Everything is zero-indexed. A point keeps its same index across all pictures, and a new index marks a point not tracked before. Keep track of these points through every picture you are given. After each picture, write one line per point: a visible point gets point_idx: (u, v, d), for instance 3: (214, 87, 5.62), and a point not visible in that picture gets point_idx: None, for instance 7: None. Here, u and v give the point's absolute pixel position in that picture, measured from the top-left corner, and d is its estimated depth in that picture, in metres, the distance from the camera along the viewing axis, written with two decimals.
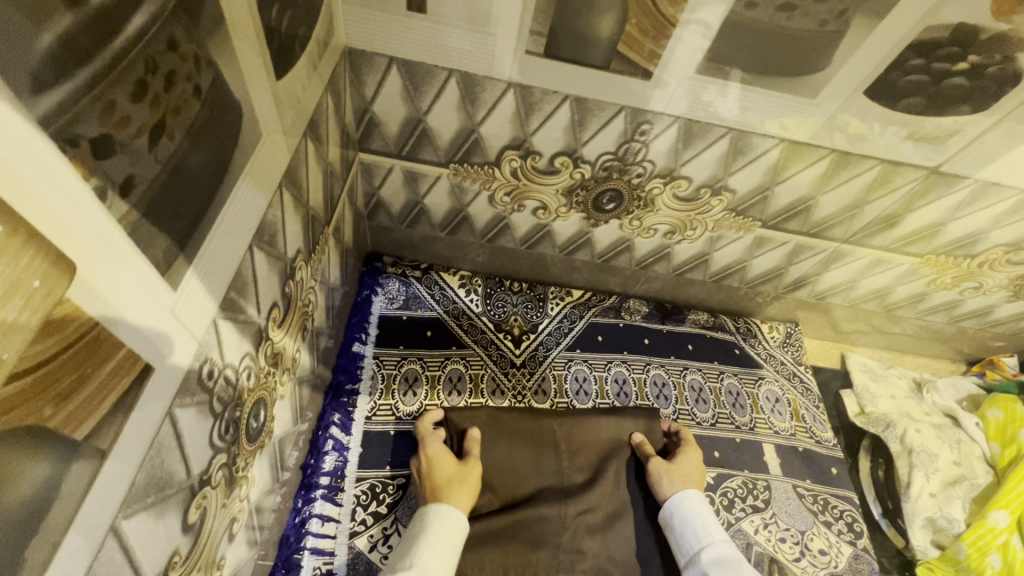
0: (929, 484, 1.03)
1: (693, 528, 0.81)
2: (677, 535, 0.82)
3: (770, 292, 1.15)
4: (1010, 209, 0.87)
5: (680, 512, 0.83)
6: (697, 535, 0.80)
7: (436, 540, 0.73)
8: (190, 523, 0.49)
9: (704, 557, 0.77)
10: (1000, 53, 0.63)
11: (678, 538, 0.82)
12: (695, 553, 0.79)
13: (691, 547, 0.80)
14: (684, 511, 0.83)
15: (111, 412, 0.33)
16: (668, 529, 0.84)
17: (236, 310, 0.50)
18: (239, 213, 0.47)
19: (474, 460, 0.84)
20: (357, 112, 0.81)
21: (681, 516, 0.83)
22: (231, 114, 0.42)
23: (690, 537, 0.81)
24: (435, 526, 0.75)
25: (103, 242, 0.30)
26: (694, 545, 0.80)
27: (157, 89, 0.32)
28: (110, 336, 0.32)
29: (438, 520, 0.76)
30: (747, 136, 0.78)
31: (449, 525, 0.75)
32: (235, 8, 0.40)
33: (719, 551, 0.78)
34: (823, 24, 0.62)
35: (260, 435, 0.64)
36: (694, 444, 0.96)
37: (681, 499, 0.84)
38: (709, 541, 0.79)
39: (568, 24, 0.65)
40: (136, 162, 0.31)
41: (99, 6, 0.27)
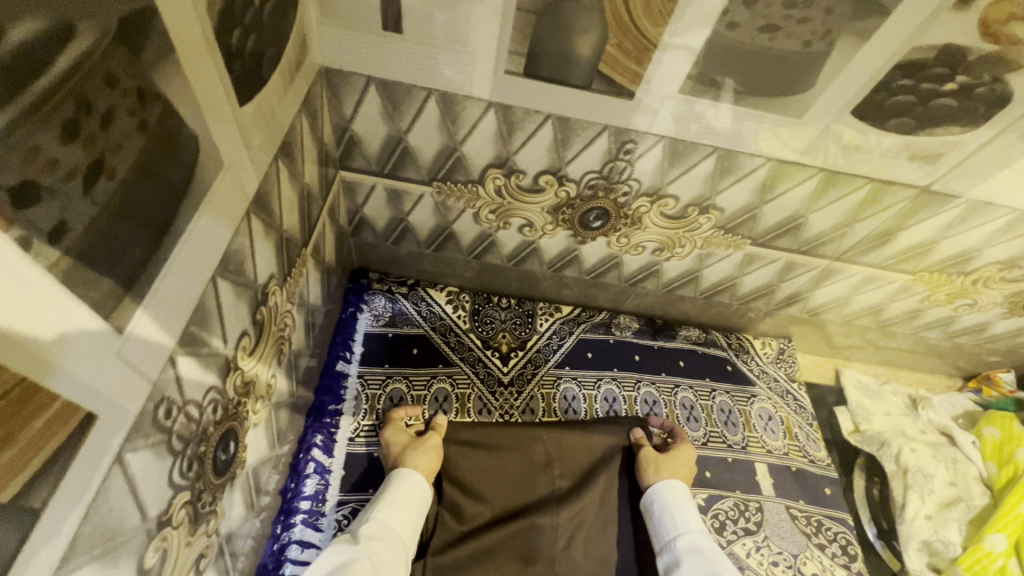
0: (924, 505, 1.01)
1: (671, 515, 0.81)
2: (655, 520, 0.82)
3: (762, 308, 1.13)
4: (1002, 228, 0.85)
5: (660, 499, 0.83)
6: (674, 521, 0.80)
7: (397, 499, 0.78)
8: (148, 567, 0.47)
9: (679, 544, 0.78)
10: (987, 74, 0.62)
11: (656, 523, 0.82)
12: (671, 539, 0.79)
13: (667, 534, 0.80)
14: (664, 497, 0.83)
15: (43, 469, 0.32)
16: (648, 515, 0.84)
17: (198, 344, 0.49)
18: (199, 244, 0.46)
19: (432, 432, 0.89)
20: (336, 130, 0.79)
21: (660, 502, 0.83)
22: (185, 146, 0.41)
23: (667, 523, 0.81)
24: (396, 487, 0.79)
25: (23, 293, 0.28)
26: (671, 532, 0.80)
27: (92, 128, 0.30)
28: (42, 390, 0.30)
29: (398, 481, 0.80)
30: (734, 155, 0.76)
31: (408, 485, 0.80)
32: (187, 37, 0.38)
33: (694, 540, 0.78)
34: (807, 44, 0.60)
35: (230, 467, 0.62)
36: (688, 440, 0.97)
37: (663, 489, 0.84)
38: (685, 528, 0.79)
39: (547, 44, 0.64)
40: (67, 208, 0.30)
41: (16, 48, 0.25)
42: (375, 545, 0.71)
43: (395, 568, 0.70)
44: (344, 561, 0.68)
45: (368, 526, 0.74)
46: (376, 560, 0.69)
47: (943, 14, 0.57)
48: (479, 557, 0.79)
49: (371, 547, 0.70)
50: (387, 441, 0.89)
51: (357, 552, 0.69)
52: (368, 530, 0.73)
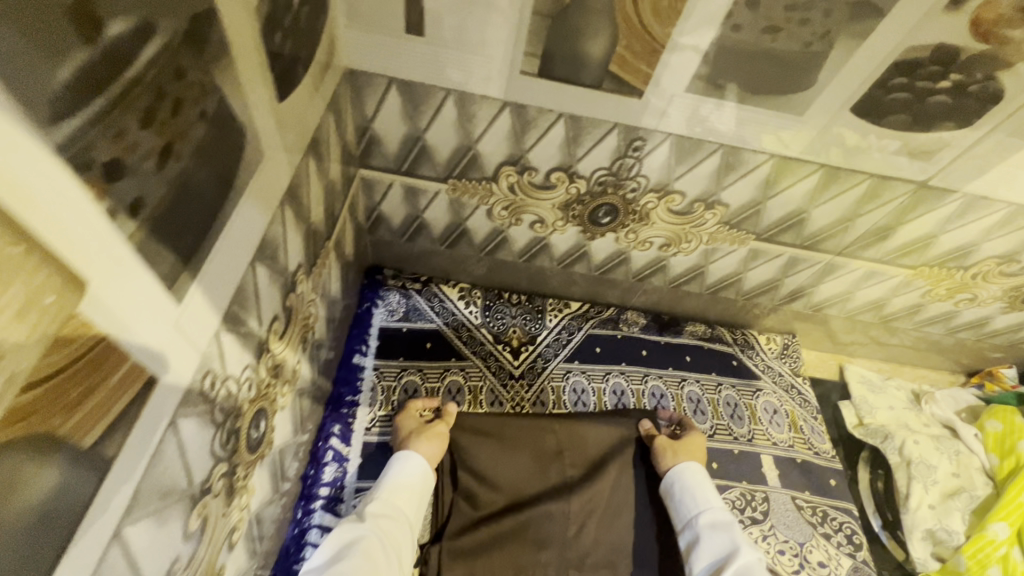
0: (927, 495, 1.03)
1: (692, 494, 0.84)
2: (676, 501, 0.85)
3: (767, 304, 1.15)
4: (999, 222, 0.88)
5: (681, 481, 0.86)
6: (695, 500, 0.83)
7: (400, 479, 0.81)
8: (192, 530, 0.50)
9: (702, 521, 0.81)
10: (979, 72, 0.65)
11: (676, 503, 0.85)
12: (693, 518, 0.82)
13: (688, 512, 0.83)
14: (683, 479, 0.86)
15: (114, 423, 0.35)
16: (667, 496, 0.87)
17: (238, 323, 0.52)
18: (241, 229, 0.49)
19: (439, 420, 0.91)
20: (358, 130, 0.83)
21: (681, 484, 0.86)
22: (234, 136, 0.45)
23: (688, 502, 0.84)
24: (398, 467, 0.83)
25: (109, 260, 0.31)
26: (692, 510, 0.83)
27: (165, 115, 0.34)
28: (118, 350, 0.34)
29: (401, 462, 0.84)
30: (738, 152, 0.80)
31: (410, 466, 0.83)
32: (239, 35, 0.42)
33: (715, 516, 0.81)
34: (807, 45, 0.64)
35: (260, 445, 0.65)
36: (696, 430, 0.98)
37: (683, 471, 0.87)
38: (706, 506, 0.83)
39: (561, 46, 0.68)
40: (144, 185, 0.33)
41: (113, 41, 0.28)
42: (382, 522, 0.74)
43: (402, 542, 0.74)
44: (353, 539, 0.71)
45: (374, 504, 0.77)
46: (383, 537, 0.73)
47: (936, 16, 0.60)
48: (494, 543, 0.82)
49: (378, 525, 0.74)
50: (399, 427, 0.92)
51: (366, 530, 0.72)
52: (373, 508, 0.76)
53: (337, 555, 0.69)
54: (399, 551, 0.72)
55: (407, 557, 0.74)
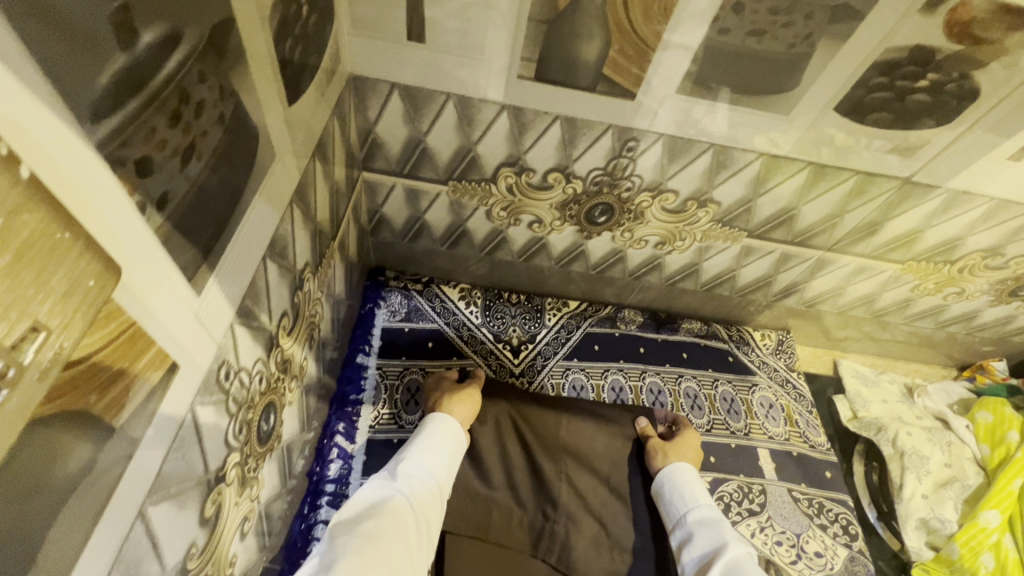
0: (921, 486, 1.05)
1: (681, 492, 0.85)
2: (665, 501, 0.86)
3: (761, 300, 1.18)
4: (983, 217, 0.91)
5: (670, 481, 0.87)
6: (684, 499, 0.84)
7: (432, 444, 0.81)
8: (206, 517, 0.52)
9: (690, 519, 0.81)
10: (955, 71, 0.68)
11: (667, 504, 0.86)
12: (682, 515, 0.83)
13: (678, 511, 0.84)
14: (674, 479, 0.87)
15: (139, 405, 0.37)
16: (659, 498, 0.88)
17: (250, 317, 0.54)
18: (254, 227, 0.52)
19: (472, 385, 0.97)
20: (361, 134, 0.86)
21: (671, 484, 0.87)
22: (247, 137, 0.47)
23: (678, 501, 0.85)
24: (430, 432, 0.83)
25: (141, 250, 0.34)
26: (681, 510, 0.84)
27: (189, 117, 0.37)
28: (145, 334, 0.36)
29: (434, 426, 0.84)
30: (729, 151, 0.83)
31: (443, 430, 0.84)
32: (253, 42, 0.45)
33: (704, 513, 0.82)
34: (790, 47, 0.67)
35: (269, 438, 0.67)
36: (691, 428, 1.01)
37: (673, 470, 0.88)
38: (694, 504, 0.83)
39: (557, 51, 0.70)
40: (170, 181, 0.36)
41: (146, 50, 0.31)
42: (413, 484, 0.73)
43: (430, 509, 0.72)
44: (382, 496, 0.69)
45: (404, 466, 0.76)
46: (413, 497, 0.71)
47: (911, 18, 0.63)
48: (476, 421, 0.93)
49: (407, 486, 0.72)
50: (432, 390, 0.98)
51: (393, 490, 0.71)
52: (404, 470, 0.75)
53: (367, 512, 0.66)
54: (426, 513, 0.70)
55: (434, 525, 0.71)
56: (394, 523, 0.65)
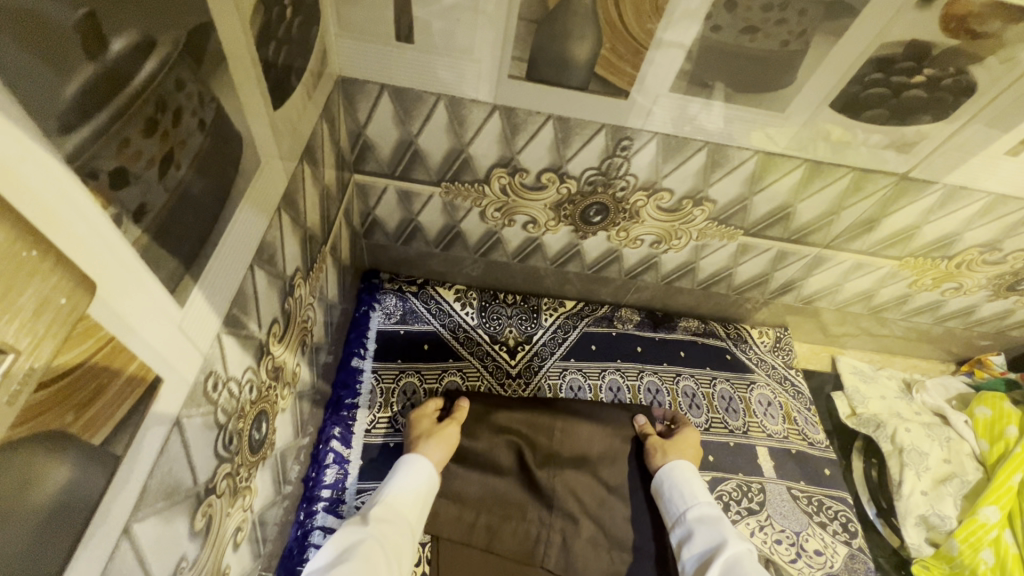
0: (920, 482, 1.05)
1: (680, 490, 0.86)
2: (665, 499, 0.87)
3: (759, 298, 1.17)
4: (981, 212, 0.90)
5: (669, 479, 0.88)
6: (683, 497, 0.85)
7: (406, 484, 0.82)
8: (197, 530, 0.51)
9: (690, 516, 0.83)
10: (952, 66, 0.67)
11: (667, 502, 0.87)
12: (681, 513, 0.84)
13: (677, 509, 0.85)
14: (673, 477, 0.88)
15: (121, 421, 0.36)
16: (658, 496, 0.89)
17: (238, 326, 0.53)
18: (239, 235, 0.51)
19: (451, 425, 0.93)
20: (351, 136, 0.85)
21: (670, 482, 0.88)
22: (230, 143, 0.46)
23: (677, 500, 0.86)
24: (405, 470, 0.84)
25: (118, 262, 0.33)
26: (681, 508, 0.85)
27: (165, 125, 0.36)
28: (125, 350, 0.35)
29: (409, 464, 0.85)
30: (724, 149, 0.82)
31: (417, 469, 0.84)
32: (234, 46, 0.44)
33: (703, 511, 0.83)
34: (784, 44, 0.66)
35: (262, 446, 0.66)
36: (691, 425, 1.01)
37: (673, 468, 0.89)
38: (693, 502, 0.84)
39: (548, 50, 0.69)
40: (147, 192, 0.35)
41: (116, 58, 0.30)
42: (386, 528, 0.75)
43: (402, 552, 0.74)
44: (356, 541, 0.71)
45: (378, 508, 0.78)
46: (384, 542, 0.73)
47: (906, 12, 0.62)
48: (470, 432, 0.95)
49: (380, 529, 0.74)
50: (410, 424, 0.95)
51: (367, 534, 0.73)
52: (378, 513, 0.76)
53: (339, 559, 0.68)
54: (398, 558, 0.72)
55: (406, 566, 0.73)
56: (366, 568, 0.67)
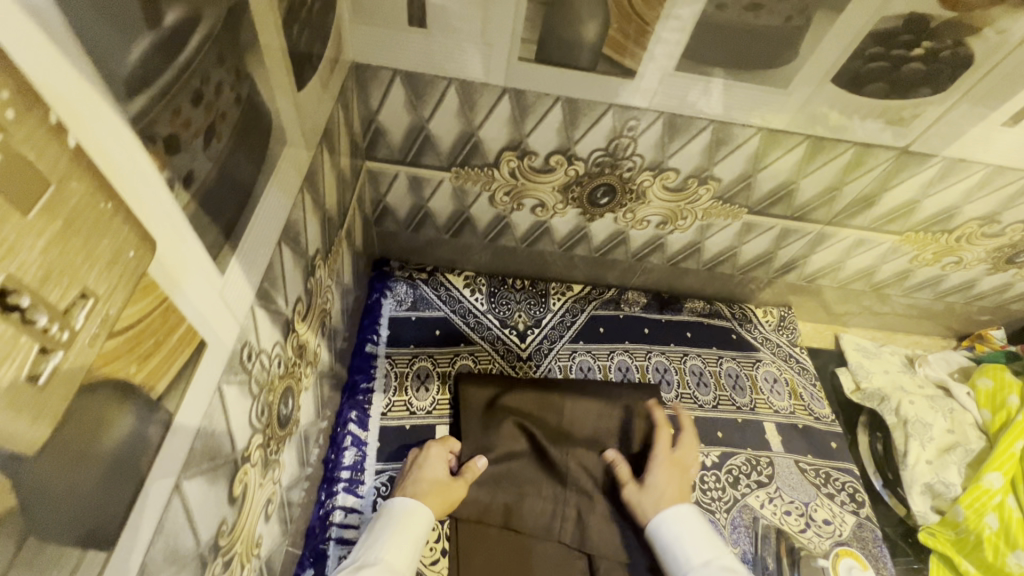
0: (924, 452, 1.07)
1: (676, 553, 0.80)
2: (663, 556, 0.82)
3: (763, 277, 1.20)
4: (979, 184, 0.92)
5: (660, 537, 0.82)
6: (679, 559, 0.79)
7: (400, 538, 0.77)
8: (234, 495, 0.53)
9: None
10: (949, 38, 0.69)
11: (666, 558, 0.82)
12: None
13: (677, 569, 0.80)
14: (663, 535, 0.82)
15: (174, 379, 0.38)
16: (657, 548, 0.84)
17: (268, 300, 0.55)
18: (268, 211, 0.53)
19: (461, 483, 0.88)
20: (363, 123, 0.86)
21: (663, 539, 0.82)
22: (261, 120, 0.48)
23: (675, 559, 0.80)
24: (400, 522, 0.79)
25: (171, 224, 0.35)
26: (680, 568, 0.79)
27: (209, 97, 0.37)
28: (177, 311, 0.37)
29: (405, 516, 0.80)
30: (728, 127, 0.84)
31: (414, 523, 0.79)
32: (265, 26, 0.46)
33: None
34: (787, 19, 0.68)
35: (288, 422, 0.68)
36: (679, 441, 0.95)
37: (657, 524, 0.83)
38: (690, 563, 0.78)
39: (557, 32, 0.71)
40: (193, 160, 0.37)
41: (170, 27, 0.32)
42: None
43: None
44: None
45: (370, 568, 0.72)
46: None
47: None
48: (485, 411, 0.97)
49: None
50: (420, 460, 0.89)
51: None
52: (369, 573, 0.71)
53: None
54: None
55: None
56: None
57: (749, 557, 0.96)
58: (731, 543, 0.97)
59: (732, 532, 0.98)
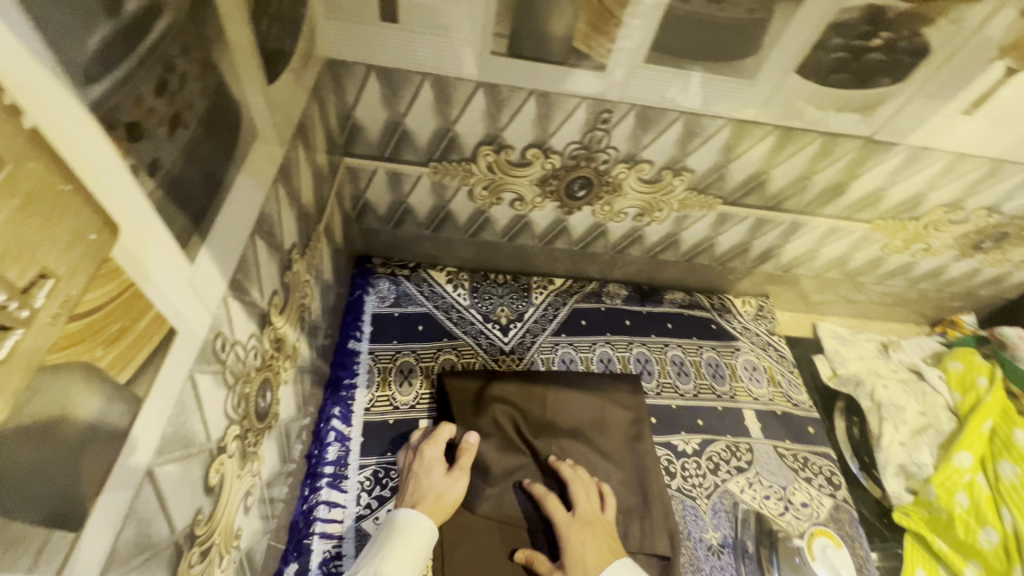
0: (898, 434, 1.11)
1: None
2: None
3: (740, 267, 1.22)
4: (943, 171, 0.95)
5: None
6: None
7: (405, 554, 0.76)
8: (211, 485, 0.53)
9: None
10: (906, 28, 0.72)
11: None
12: None
13: None
14: None
15: (142, 365, 0.38)
16: None
17: (242, 291, 0.56)
18: (240, 204, 0.53)
19: (459, 475, 0.88)
20: (340, 119, 0.87)
21: None
22: (230, 112, 0.49)
23: None
24: (406, 537, 0.78)
25: (137, 211, 0.35)
26: None
27: (173, 87, 0.38)
28: (144, 297, 0.38)
29: (411, 529, 0.79)
30: (698, 118, 0.86)
31: (418, 537, 0.79)
32: (232, 19, 0.47)
33: None
34: (750, 12, 0.70)
35: (267, 415, 0.69)
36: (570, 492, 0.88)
37: None
38: None
39: (527, 26, 0.73)
40: (159, 148, 0.38)
41: (131, 17, 0.33)
42: None
43: None
44: None
45: None
46: None
47: None
48: (470, 404, 0.98)
49: None
50: (415, 465, 0.90)
51: None
52: None
53: None
54: None
55: None
56: None
57: (729, 541, 0.97)
58: (712, 528, 0.98)
59: (712, 517, 1.00)
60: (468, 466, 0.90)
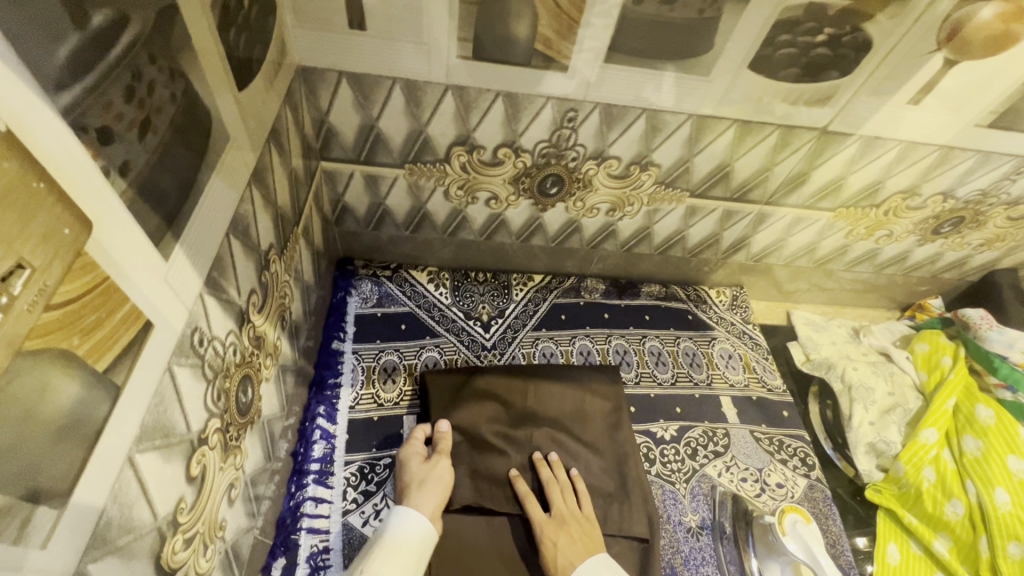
0: (868, 414, 1.14)
1: None
2: None
3: (712, 258, 1.26)
4: (896, 159, 0.99)
5: None
6: None
7: (396, 546, 0.79)
8: (193, 475, 0.56)
9: None
10: (849, 24, 0.76)
11: None
12: None
13: None
14: None
15: (120, 355, 0.41)
16: None
17: (219, 289, 0.58)
18: (214, 206, 0.56)
19: (440, 460, 0.90)
20: (315, 124, 0.90)
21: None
22: (200, 117, 0.51)
23: None
24: (396, 531, 0.81)
25: (110, 209, 0.38)
26: None
27: (142, 94, 0.41)
28: (119, 291, 0.40)
29: (400, 524, 0.82)
30: (659, 114, 0.89)
31: (408, 528, 0.81)
32: (198, 29, 0.49)
33: None
34: (700, 12, 0.73)
35: (249, 411, 0.71)
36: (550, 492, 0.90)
37: None
38: None
39: (490, 31, 0.76)
40: (129, 151, 0.40)
41: (98, 29, 0.35)
42: None
43: None
44: None
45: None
46: None
47: None
48: (453, 396, 1.00)
49: None
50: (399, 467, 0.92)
51: None
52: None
53: None
54: None
55: None
56: None
57: (708, 522, 1.01)
58: (691, 511, 1.02)
59: (691, 500, 1.03)
60: (447, 447, 0.92)
